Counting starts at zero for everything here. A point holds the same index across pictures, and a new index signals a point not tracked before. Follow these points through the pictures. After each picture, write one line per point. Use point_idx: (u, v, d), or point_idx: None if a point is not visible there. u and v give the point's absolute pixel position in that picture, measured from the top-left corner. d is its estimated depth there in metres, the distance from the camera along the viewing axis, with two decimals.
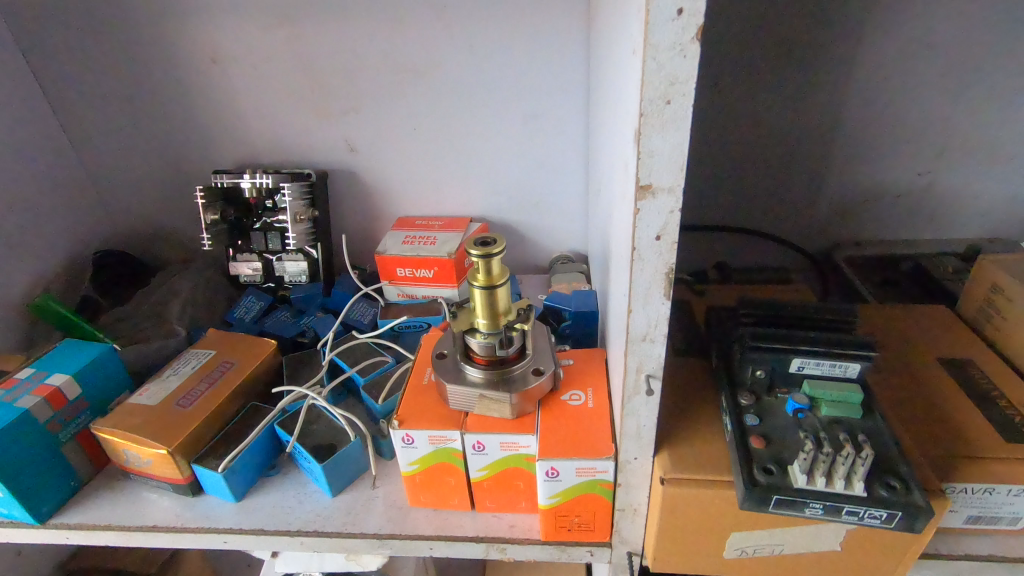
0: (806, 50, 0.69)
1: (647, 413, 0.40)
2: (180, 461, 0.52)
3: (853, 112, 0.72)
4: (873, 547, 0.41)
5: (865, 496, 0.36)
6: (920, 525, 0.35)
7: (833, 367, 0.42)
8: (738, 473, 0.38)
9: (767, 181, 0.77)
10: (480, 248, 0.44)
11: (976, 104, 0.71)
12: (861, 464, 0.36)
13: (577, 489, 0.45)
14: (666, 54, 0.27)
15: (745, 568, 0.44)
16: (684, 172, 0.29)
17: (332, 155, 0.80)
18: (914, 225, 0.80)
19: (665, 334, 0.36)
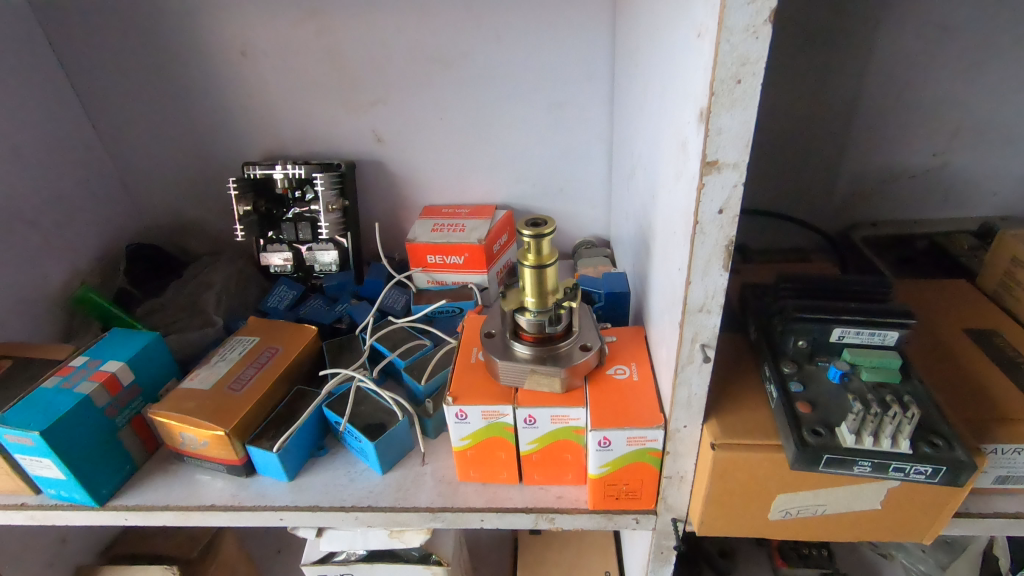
0: (826, 36, 0.70)
1: (699, 382, 0.42)
2: (236, 442, 0.54)
3: (871, 96, 0.74)
4: (912, 504, 0.44)
5: (911, 453, 0.38)
6: (963, 479, 0.38)
7: (873, 336, 0.44)
8: (788, 435, 0.40)
9: (786, 164, 0.79)
10: (532, 229, 0.46)
11: (989, 86, 0.73)
12: (907, 423, 0.38)
13: (627, 458, 0.47)
14: (740, 36, 0.29)
15: (788, 529, 0.46)
16: (749, 148, 0.31)
17: (359, 145, 0.82)
18: (927, 205, 0.82)
19: (721, 304, 0.38)
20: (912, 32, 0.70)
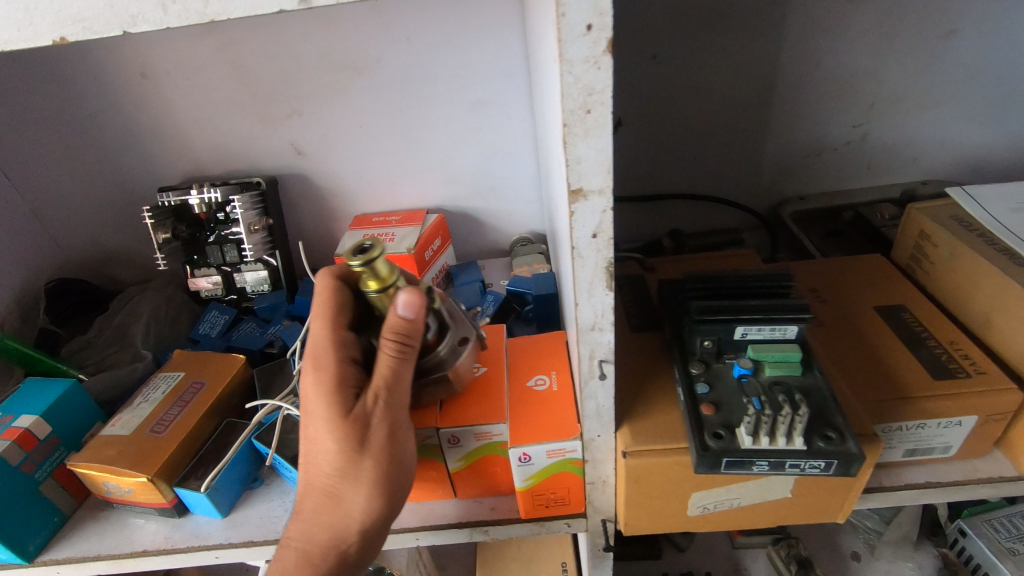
0: (739, 17, 0.70)
1: (605, 394, 0.42)
2: (162, 486, 0.53)
3: (790, 73, 0.74)
4: (821, 490, 0.45)
5: (805, 449, 0.39)
6: (855, 470, 0.39)
7: (774, 331, 0.45)
8: (691, 440, 0.41)
9: (713, 146, 0.79)
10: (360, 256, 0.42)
11: (901, 55, 0.73)
12: (798, 421, 0.39)
13: (549, 469, 0.48)
14: (582, 67, 0.28)
15: (709, 522, 0.48)
16: (610, 174, 0.31)
17: (280, 160, 0.79)
18: (853, 175, 0.83)
19: (612, 322, 0.38)
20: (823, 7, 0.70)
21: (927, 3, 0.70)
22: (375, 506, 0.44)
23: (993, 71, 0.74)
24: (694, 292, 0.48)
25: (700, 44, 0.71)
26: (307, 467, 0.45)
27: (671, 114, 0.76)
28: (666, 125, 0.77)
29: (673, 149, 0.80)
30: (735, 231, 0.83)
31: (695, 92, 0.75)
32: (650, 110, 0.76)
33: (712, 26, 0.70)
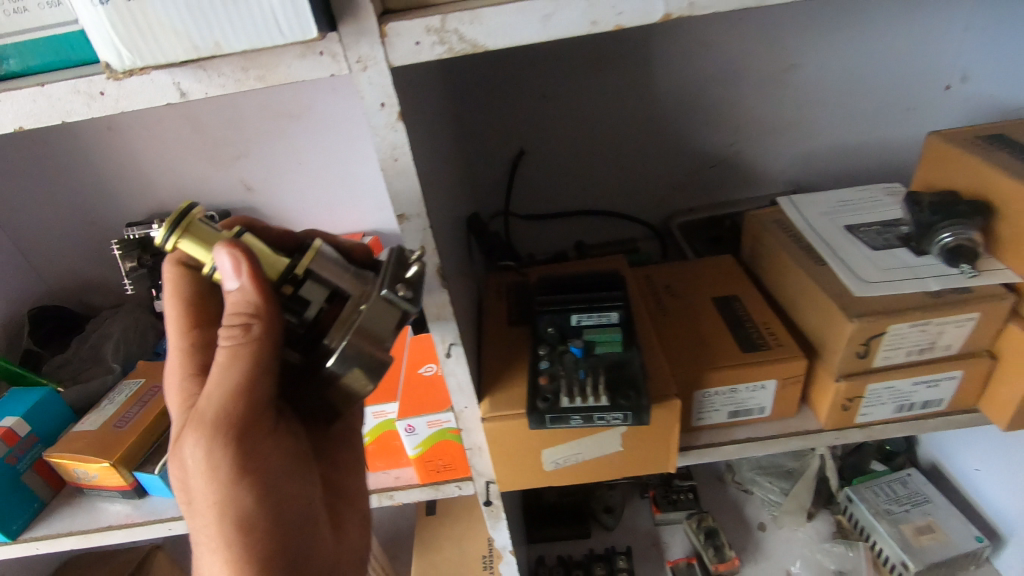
0: (612, 60, 0.81)
1: (462, 370, 0.53)
2: (123, 470, 0.64)
3: (663, 105, 0.86)
4: (645, 442, 0.56)
5: (608, 404, 0.51)
6: (645, 418, 0.51)
7: (600, 317, 0.57)
8: (526, 405, 0.52)
9: (607, 167, 0.91)
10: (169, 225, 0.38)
11: (757, 86, 0.84)
12: None
13: (432, 438, 0.59)
14: (385, 130, 0.40)
15: (564, 475, 0.59)
16: (422, 202, 0.43)
17: (232, 195, 0.92)
18: (733, 188, 0.95)
19: (452, 312, 0.49)
20: (683, 49, 0.81)
21: (773, 42, 0.81)
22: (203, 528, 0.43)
23: (840, 95, 0.86)
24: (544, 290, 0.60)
25: (582, 82, 0.83)
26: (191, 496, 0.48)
27: (565, 141, 0.88)
28: (563, 150, 0.89)
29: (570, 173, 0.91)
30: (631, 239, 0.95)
31: (585, 123, 0.86)
32: (546, 140, 0.88)
33: (588, 68, 0.82)
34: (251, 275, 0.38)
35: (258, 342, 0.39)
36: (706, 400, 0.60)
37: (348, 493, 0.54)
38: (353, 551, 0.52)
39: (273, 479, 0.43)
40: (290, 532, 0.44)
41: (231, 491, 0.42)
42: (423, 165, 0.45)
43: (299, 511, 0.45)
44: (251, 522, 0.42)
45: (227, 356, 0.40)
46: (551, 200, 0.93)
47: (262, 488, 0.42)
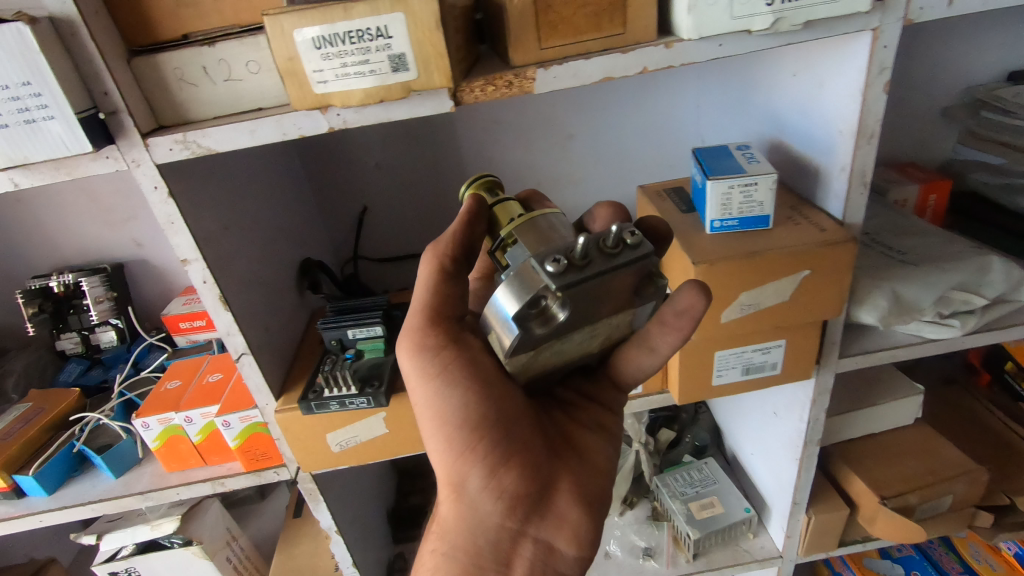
0: (423, 135, 0.99)
1: (256, 374, 0.71)
2: (3, 473, 0.80)
3: (473, 168, 1.04)
4: (404, 424, 0.75)
5: (355, 392, 0.71)
6: (383, 400, 0.71)
7: (367, 331, 0.77)
8: (300, 396, 0.71)
9: (437, 220, 1.08)
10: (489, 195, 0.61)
11: (546, 150, 1.04)
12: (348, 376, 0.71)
13: (246, 431, 0.77)
14: (161, 203, 0.59)
15: (351, 456, 0.76)
16: (197, 250, 0.62)
17: (124, 251, 1.09)
18: None
19: (238, 329, 0.67)
20: (478, 128, 1.00)
21: (549, 119, 1.01)
22: (441, 417, 0.56)
23: (615, 156, 1.05)
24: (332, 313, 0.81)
25: (401, 153, 1.00)
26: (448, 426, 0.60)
27: (396, 199, 1.05)
28: (396, 207, 1.06)
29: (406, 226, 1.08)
30: None
31: (408, 185, 1.04)
32: (380, 199, 1.04)
33: (404, 141, 0.99)
34: (464, 216, 0.56)
35: (434, 263, 0.57)
36: None
37: (586, 451, 0.63)
38: (575, 479, 0.60)
39: (456, 392, 0.56)
40: (484, 428, 0.56)
41: (444, 390, 0.56)
42: (205, 225, 0.65)
43: (507, 416, 0.57)
44: (456, 414, 0.56)
45: (423, 274, 0.57)
46: (393, 245, 1.10)
47: (461, 385, 0.56)
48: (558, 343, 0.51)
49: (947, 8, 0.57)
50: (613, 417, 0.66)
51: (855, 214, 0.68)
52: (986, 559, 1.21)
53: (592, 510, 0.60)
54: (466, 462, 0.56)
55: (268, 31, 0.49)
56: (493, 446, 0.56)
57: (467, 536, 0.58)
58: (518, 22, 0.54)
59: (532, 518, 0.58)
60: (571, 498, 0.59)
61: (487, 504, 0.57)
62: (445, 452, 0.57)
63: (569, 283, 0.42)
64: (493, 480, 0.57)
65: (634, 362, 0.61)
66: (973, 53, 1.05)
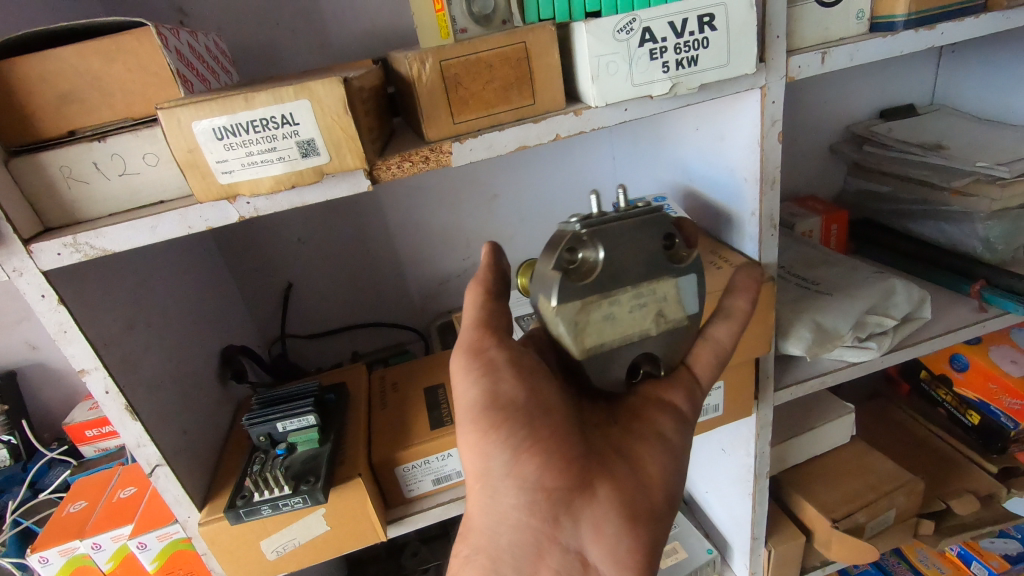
0: (346, 206, 0.97)
1: (175, 485, 0.64)
2: None
3: (401, 234, 1.02)
4: (346, 517, 0.69)
5: (290, 491, 0.65)
6: (321, 497, 0.65)
7: (299, 422, 0.72)
8: (228, 503, 0.65)
9: (367, 289, 1.05)
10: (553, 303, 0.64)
11: (473, 210, 1.04)
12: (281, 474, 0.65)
13: (166, 549, 0.70)
14: (51, 313, 0.54)
15: (289, 560, 0.70)
16: (96, 359, 0.56)
17: (16, 356, 0.98)
18: None
19: (150, 438, 0.61)
20: (402, 195, 0.99)
21: (473, 181, 1.02)
22: (484, 400, 0.55)
23: (539, 210, 1.08)
24: (257, 406, 0.75)
25: (323, 226, 0.97)
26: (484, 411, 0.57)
27: (322, 273, 1.01)
28: (324, 282, 1.02)
29: (337, 297, 1.04)
30: (400, 343, 1.09)
31: (334, 256, 1.00)
32: (306, 273, 1.00)
33: (326, 214, 0.97)
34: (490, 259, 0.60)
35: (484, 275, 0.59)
36: (408, 473, 0.75)
37: (637, 459, 0.58)
38: (619, 487, 0.57)
39: (500, 385, 0.55)
40: (519, 419, 0.54)
41: (478, 382, 0.55)
42: (104, 328, 0.59)
43: (543, 412, 0.55)
44: (492, 401, 0.55)
45: (469, 301, 0.58)
46: (323, 320, 1.05)
47: (498, 378, 0.55)
48: (603, 307, 0.51)
49: (821, 65, 0.63)
50: (667, 424, 0.60)
51: (770, 253, 0.72)
52: (933, 563, 1.28)
53: (634, 524, 0.56)
54: (494, 451, 0.55)
55: (163, 125, 0.47)
56: (527, 438, 0.54)
57: (489, 532, 0.55)
58: (427, 99, 0.54)
59: (560, 523, 0.54)
60: (609, 504, 0.55)
61: (510, 499, 0.55)
62: (471, 444, 0.56)
63: (592, 221, 0.50)
64: (512, 471, 0.54)
65: (705, 359, 0.63)
66: (847, 95, 1.16)
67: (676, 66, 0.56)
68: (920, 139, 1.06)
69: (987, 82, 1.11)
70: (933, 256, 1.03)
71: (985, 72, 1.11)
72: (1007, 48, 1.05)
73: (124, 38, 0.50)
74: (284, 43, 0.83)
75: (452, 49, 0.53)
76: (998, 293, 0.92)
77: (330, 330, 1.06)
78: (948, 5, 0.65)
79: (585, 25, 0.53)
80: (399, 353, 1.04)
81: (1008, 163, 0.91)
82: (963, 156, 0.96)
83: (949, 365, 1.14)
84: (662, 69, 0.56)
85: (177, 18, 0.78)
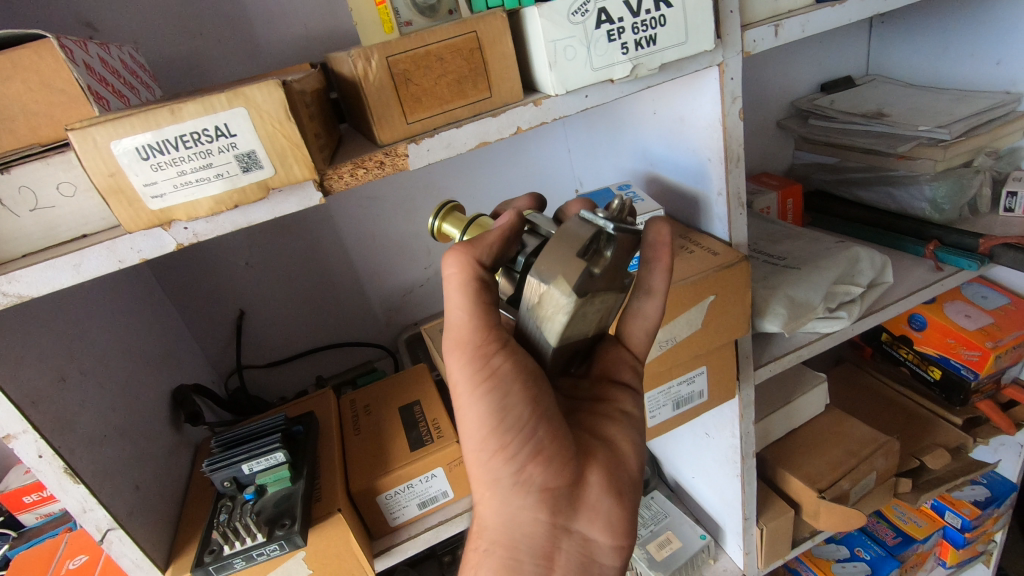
0: (296, 224, 0.91)
1: (132, 550, 0.57)
2: None
3: (357, 247, 0.97)
4: (329, 558, 0.64)
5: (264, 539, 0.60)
6: (299, 541, 0.60)
7: (266, 461, 0.66)
8: (194, 561, 0.59)
9: (326, 309, 0.99)
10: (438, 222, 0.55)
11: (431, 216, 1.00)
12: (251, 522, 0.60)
13: None
14: None
15: None
16: (23, 421, 0.49)
17: None
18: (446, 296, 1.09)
19: (97, 502, 0.54)
20: (354, 207, 0.93)
21: (428, 186, 0.98)
22: (490, 422, 0.48)
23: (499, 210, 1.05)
24: (216, 449, 0.69)
25: (272, 247, 0.91)
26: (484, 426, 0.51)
27: (276, 296, 0.95)
28: (279, 306, 0.96)
29: (293, 320, 0.98)
30: (367, 362, 1.04)
31: (288, 277, 0.94)
32: (258, 298, 0.93)
33: (275, 234, 0.90)
34: (505, 230, 0.48)
35: (460, 274, 0.47)
36: (391, 500, 0.70)
37: (612, 440, 0.57)
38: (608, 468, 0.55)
39: (503, 397, 0.48)
40: (529, 428, 0.49)
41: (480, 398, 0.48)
42: (32, 385, 0.52)
43: (550, 419, 0.50)
44: (501, 419, 0.48)
45: (453, 282, 0.47)
46: (282, 345, 0.99)
47: (509, 389, 0.48)
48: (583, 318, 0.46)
49: (775, 38, 0.62)
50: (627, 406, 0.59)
51: (739, 232, 0.72)
52: (910, 518, 1.32)
53: (624, 499, 0.55)
54: (501, 463, 0.50)
55: (75, 148, 0.41)
56: (536, 446, 0.50)
57: (503, 531, 0.52)
58: (377, 98, 0.50)
59: (565, 512, 0.52)
60: (602, 488, 0.54)
61: (520, 500, 0.51)
62: (480, 459, 0.50)
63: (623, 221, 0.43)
64: (520, 478, 0.50)
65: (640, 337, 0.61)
66: (791, 72, 1.18)
67: (635, 46, 0.54)
68: (862, 109, 1.08)
69: (917, 49, 1.15)
70: (885, 220, 1.06)
71: (913, 40, 1.15)
72: (932, 15, 1.09)
73: (19, 53, 0.43)
74: (210, 54, 0.76)
75: (399, 43, 0.49)
76: (952, 252, 0.94)
77: (290, 356, 0.99)
78: None
79: (537, 8, 0.50)
80: (367, 373, 0.99)
81: (948, 125, 0.94)
82: (906, 122, 0.99)
83: (908, 326, 1.16)
84: (622, 50, 0.54)
85: (85, 33, 0.70)
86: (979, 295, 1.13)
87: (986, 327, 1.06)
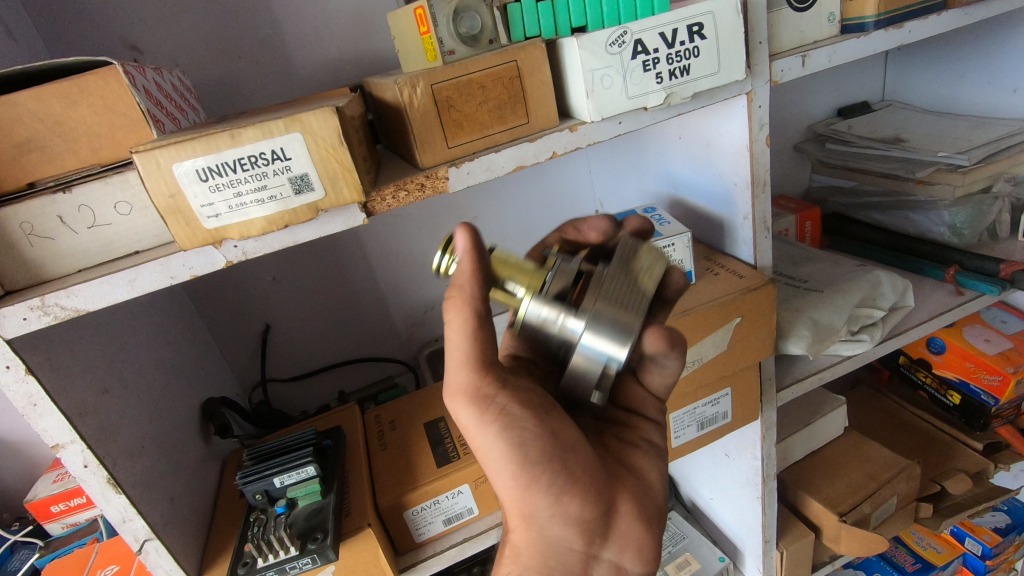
0: (326, 241, 0.93)
1: (167, 561, 0.58)
2: None
3: (381, 263, 0.98)
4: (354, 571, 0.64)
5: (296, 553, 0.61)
6: (332, 555, 0.61)
7: (297, 475, 0.67)
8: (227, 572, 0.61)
9: (349, 323, 1.00)
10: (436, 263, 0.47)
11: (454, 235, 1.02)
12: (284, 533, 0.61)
13: None
14: (16, 384, 0.48)
15: None
16: (73, 431, 0.51)
17: None
18: None
19: (135, 512, 0.55)
20: (380, 225, 0.95)
21: (452, 207, 1.00)
22: (501, 453, 0.47)
23: (520, 230, 1.06)
24: (247, 462, 0.70)
25: (300, 263, 0.93)
26: (501, 467, 0.48)
27: (301, 312, 0.96)
28: (305, 321, 0.97)
29: (318, 336, 0.99)
30: (388, 376, 1.05)
31: (313, 293, 0.96)
32: (283, 312, 0.95)
33: (302, 252, 0.92)
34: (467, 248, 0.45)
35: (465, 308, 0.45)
36: (418, 516, 0.71)
37: (637, 469, 0.58)
38: (635, 494, 0.56)
39: (521, 417, 0.47)
40: (546, 461, 0.48)
41: (493, 435, 0.47)
42: (79, 396, 0.53)
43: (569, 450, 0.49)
44: (523, 455, 0.47)
45: (453, 321, 0.46)
46: (306, 360, 1.00)
47: (520, 429, 0.47)
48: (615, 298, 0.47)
49: (802, 68, 0.64)
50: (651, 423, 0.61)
51: (764, 255, 0.73)
52: (929, 544, 1.30)
53: (652, 526, 0.55)
54: (537, 498, 0.49)
55: (139, 169, 0.43)
56: (567, 480, 0.49)
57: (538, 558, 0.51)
58: (421, 124, 0.52)
59: (599, 543, 0.52)
60: (633, 518, 0.54)
61: (555, 538, 0.50)
62: (512, 499, 0.49)
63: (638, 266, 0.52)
64: (559, 515, 0.49)
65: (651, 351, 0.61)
66: (809, 97, 1.19)
67: (669, 76, 0.56)
68: (880, 133, 1.10)
69: (933, 76, 1.17)
70: (904, 243, 1.07)
71: (931, 67, 1.16)
72: (949, 43, 1.11)
73: (87, 78, 0.45)
74: (248, 77, 0.79)
75: (442, 72, 0.51)
76: (972, 276, 0.95)
77: (312, 369, 1.01)
78: (912, 5, 0.68)
79: (577, 39, 0.52)
80: (389, 389, 0.99)
81: (967, 151, 0.94)
82: (925, 147, 1.00)
83: (926, 349, 1.16)
84: (656, 80, 0.56)
85: (130, 55, 0.73)
86: (998, 319, 1.13)
87: (1006, 351, 1.06)
